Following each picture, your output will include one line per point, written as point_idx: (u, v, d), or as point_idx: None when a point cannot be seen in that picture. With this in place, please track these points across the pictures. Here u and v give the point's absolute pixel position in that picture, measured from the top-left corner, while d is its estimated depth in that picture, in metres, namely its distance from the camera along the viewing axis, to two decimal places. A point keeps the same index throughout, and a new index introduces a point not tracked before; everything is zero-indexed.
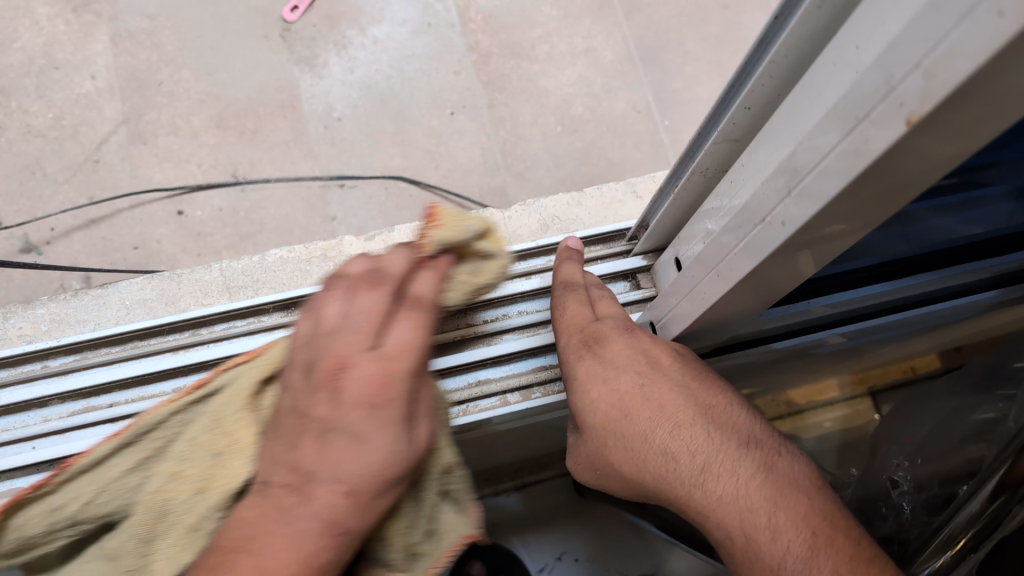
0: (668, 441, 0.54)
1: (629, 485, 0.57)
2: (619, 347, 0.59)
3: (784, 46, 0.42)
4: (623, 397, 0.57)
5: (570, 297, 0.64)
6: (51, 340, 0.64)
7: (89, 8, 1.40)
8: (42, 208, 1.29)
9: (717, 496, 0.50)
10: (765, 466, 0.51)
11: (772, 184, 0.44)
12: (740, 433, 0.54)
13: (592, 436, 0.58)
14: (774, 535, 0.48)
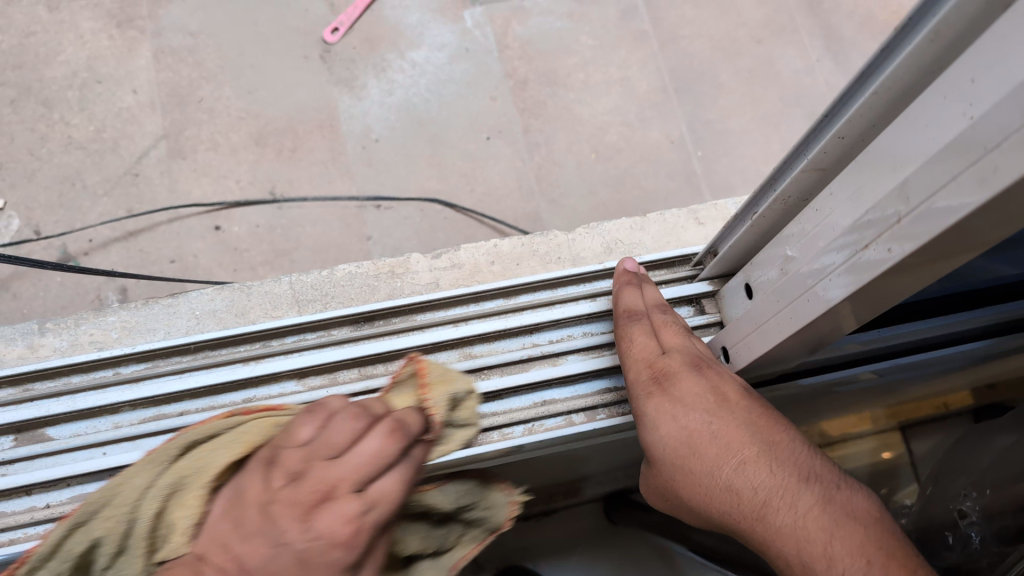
0: (732, 475, 0.54)
1: (700, 516, 0.58)
2: (686, 383, 0.60)
3: (890, 78, 0.43)
4: (690, 433, 0.57)
5: (637, 330, 0.64)
6: (123, 347, 0.64)
7: (132, 24, 1.41)
8: (81, 219, 1.30)
9: (775, 525, 0.51)
10: (825, 497, 0.51)
11: (876, 212, 0.45)
12: (802, 465, 0.53)
13: (663, 471, 0.59)
14: (829, 562, 0.48)
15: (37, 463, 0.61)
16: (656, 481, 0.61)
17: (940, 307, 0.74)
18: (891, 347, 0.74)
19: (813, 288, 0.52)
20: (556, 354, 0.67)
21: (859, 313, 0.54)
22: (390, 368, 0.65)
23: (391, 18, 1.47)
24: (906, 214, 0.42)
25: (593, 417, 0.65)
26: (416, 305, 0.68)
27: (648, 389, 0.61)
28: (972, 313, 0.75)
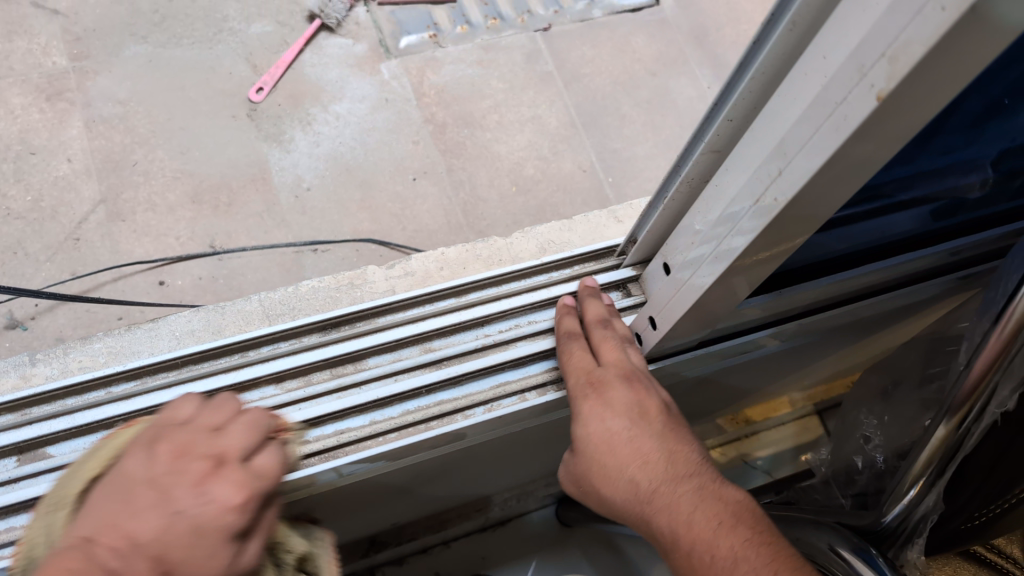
0: (632, 468, 0.62)
1: (606, 504, 0.66)
2: (616, 392, 0.67)
3: (761, 65, 0.54)
4: (610, 432, 0.65)
5: (575, 347, 0.72)
6: (113, 368, 0.71)
7: (61, 97, 1.47)
8: (25, 285, 1.33)
9: (662, 507, 0.59)
10: (704, 487, 0.60)
11: (758, 177, 0.55)
12: (693, 464, 0.62)
13: (582, 460, 0.67)
14: (691, 528, 0.57)
15: (44, 478, 0.65)
16: (573, 469, 0.69)
17: (814, 271, 0.88)
18: (781, 307, 0.88)
19: (717, 252, 0.62)
20: (506, 341, 0.76)
21: (760, 268, 0.64)
22: (359, 366, 0.74)
23: (313, 75, 1.56)
24: (783, 170, 0.52)
25: (545, 392, 0.75)
26: (378, 310, 0.76)
27: (583, 392, 0.68)
28: (849, 272, 0.88)
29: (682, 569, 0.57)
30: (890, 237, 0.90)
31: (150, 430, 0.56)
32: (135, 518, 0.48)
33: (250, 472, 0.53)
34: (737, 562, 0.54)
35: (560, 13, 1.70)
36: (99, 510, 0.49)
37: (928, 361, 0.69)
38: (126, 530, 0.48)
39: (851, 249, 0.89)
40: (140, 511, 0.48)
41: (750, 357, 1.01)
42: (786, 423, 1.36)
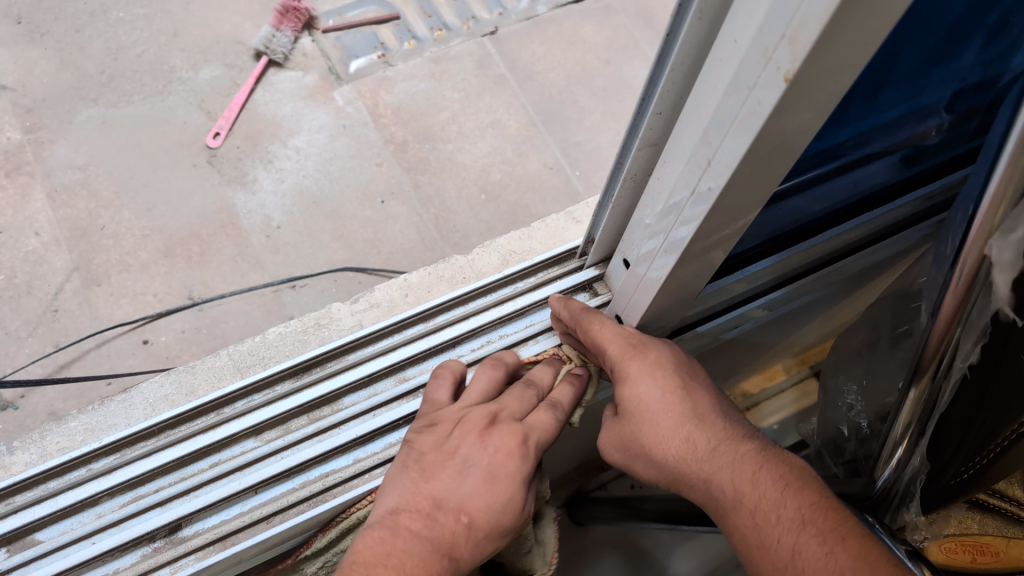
0: (692, 435, 0.64)
1: (645, 465, 0.67)
2: (659, 352, 0.68)
3: (678, 55, 0.54)
4: (666, 395, 0.66)
5: (598, 320, 0.69)
6: (90, 445, 0.70)
7: (20, 171, 1.47)
8: (10, 364, 1.33)
9: (729, 466, 0.62)
10: (760, 451, 0.63)
11: (699, 158, 0.55)
12: (728, 430, 0.64)
13: (627, 423, 0.67)
14: (756, 486, 0.60)
15: (36, 565, 0.65)
16: (613, 433, 0.69)
17: (782, 242, 0.88)
18: (746, 285, 0.88)
19: (673, 236, 0.63)
20: (479, 359, 0.75)
21: (719, 244, 0.64)
22: (336, 407, 0.73)
23: (268, 112, 1.56)
24: (720, 149, 0.52)
25: None
26: (346, 347, 0.76)
27: (627, 354, 0.67)
28: (807, 242, 0.88)
29: (756, 533, 0.59)
30: (856, 192, 0.89)
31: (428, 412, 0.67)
32: (438, 480, 0.63)
33: (528, 425, 0.65)
34: (802, 522, 0.57)
35: (504, 15, 1.69)
36: (394, 485, 0.63)
37: (897, 319, 0.69)
38: (427, 492, 0.63)
39: (819, 212, 0.88)
40: (435, 475, 0.64)
41: (738, 331, 1.01)
42: (787, 390, 1.36)
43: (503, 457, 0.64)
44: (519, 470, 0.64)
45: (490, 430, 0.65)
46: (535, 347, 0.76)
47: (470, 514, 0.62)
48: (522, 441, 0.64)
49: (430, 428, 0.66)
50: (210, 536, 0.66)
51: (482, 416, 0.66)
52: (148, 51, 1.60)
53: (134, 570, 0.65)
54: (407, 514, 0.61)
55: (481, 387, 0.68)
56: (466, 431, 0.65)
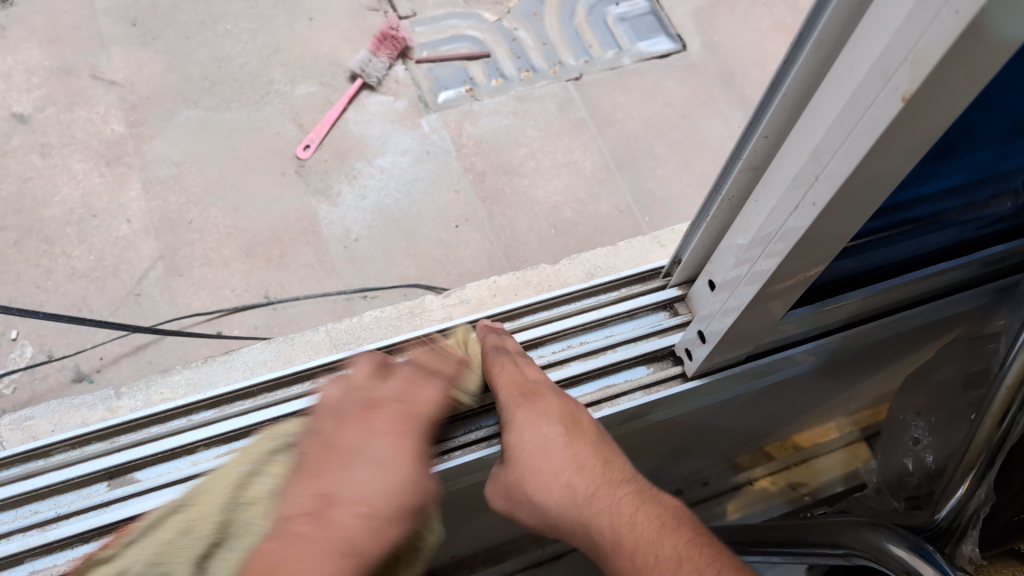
0: (573, 477, 0.63)
1: (529, 513, 0.65)
2: (549, 399, 0.68)
3: (792, 81, 0.58)
4: (545, 440, 0.65)
5: (501, 361, 0.72)
6: (193, 397, 0.75)
7: (120, 161, 1.55)
8: (90, 340, 1.41)
9: (607, 511, 0.61)
10: (640, 496, 0.62)
11: (798, 185, 0.58)
12: (607, 475, 0.64)
13: (514, 469, 0.66)
14: (639, 531, 0.59)
15: (133, 501, 0.69)
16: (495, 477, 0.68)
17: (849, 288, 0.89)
18: (808, 326, 0.87)
19: (760, 263, 0.65)
20: (560, 361, 0.79)
21: (802, 277, 0.67)
22: None
23: (357, 131, 1.63)
24: (822, 172, 0.55)
25: (599, 409, 0.78)
26: (437, 335, 0.80)
27: (515, 401, 0.68)
28: (870, 289, 0.87)
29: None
30: (925, 245, 0.90)
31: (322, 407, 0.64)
32: (322, 477, 0.55)
33: (413, 405, 0.65)
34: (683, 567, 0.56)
35: (589, 63, 1.75)
36: (295, 490, 0.54)
37: (972, 360, 0.72)
38: (319, 493, 0.54)
39: (887, 260, 0.88)
40: (327, 473, 0.56)
41: (787, 371, 1.00)
42: (835, 450, 1.38)
43: (398, 439, 0.60)
44: (411, 445, 0.60)
45: (375, 416, 0.62)
46: (613, 356, 0.79)
47: (370, 503, 0.54)
48: (408, 420, 0.63)
49: (323, 426, 0.61)
50: None
51: (370, 406, 0.63)
52: (250, 63, 1.68)
53: None
54: (305, 517, 0.51)
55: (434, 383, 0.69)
56: (357, 424, 0.61)
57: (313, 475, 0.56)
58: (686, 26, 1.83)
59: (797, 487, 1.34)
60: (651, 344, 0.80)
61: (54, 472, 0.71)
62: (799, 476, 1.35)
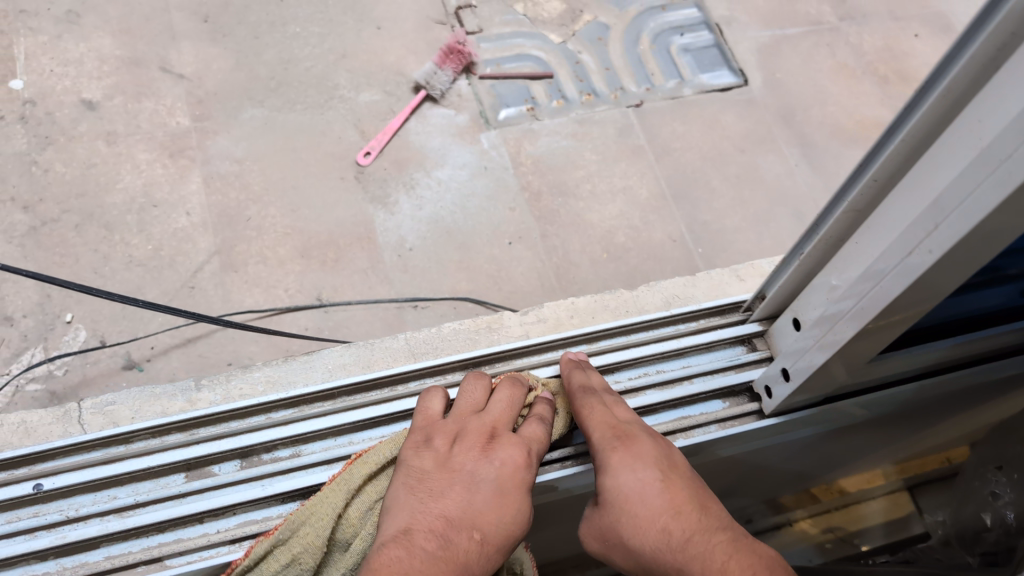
0: (668, 521, 0.64)
1: (624, 558, 0.66)
2: (642, 443, 0.69)
3: (912, 128, 0.58)
4: (643, 483, 0.66)
5: (591, 400, 0.73)
6: (273, 395, 0.75)
7: (183, 154, 1.57)
8: (142, 328, 1.42)
9: (701, 556, 0.61)
10: (736, 542, 0.62)
11: (912, 231, 0.59)
12: (704, 520, 0.64)
13: (606, 512, 0.66)
14: None
15: (211, 494, 0.70)
16: (588, 520, 0.69)
17: None
18: (907, 366, 0.81)
19: (861, 304, 0.66)
20: (636, 388, 0.79)
21: (899, 320, 0.67)
22: None
23: (417, 142, 1.64)
24: (945, 219, 0.55)
25: (675, 439, 0.77)
26: (515, 351, 0.81)
27: (611, 443, 0.69)
28: (977, 333, 0.80)
29: None
30: None
31: (422, 428, 0.69)
32: (444, 498, 0.62)
33: (526, 435, 0.67)
34: None
35: (651, 90, 1.76)
36: (404, 506, 0.62)
37: None
38: (438, 511, 0.61)
39: (1000, 307, 0.82)
40: (442, 494, 0.63)
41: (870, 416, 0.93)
42: (877, 498, 1.37)
43: (509, 468, 0.64)
44: (525, 477, 0.65)
45: (492, 442, 0.67)
46: (691, 387, 0.79)
47: (481, 526, 0.61)
48: (525, 452, 0.66)
49: (433, 445, 0.66)
50: None
51: (481, 432, 0.67)
52: (316, 66, 1.70)
53: None
54: (420, 534, 0.59)
55: (506, 399, 0.71)
56: (468, 449, 0.66)
57: (419, 497, 0.62)
58: (749, 62, 1.83)
59: (836, 531, 1.33)
60: (729, 377, 0.80)
61: (133, 459, 0.71)
62: (840, 520, 1.34)
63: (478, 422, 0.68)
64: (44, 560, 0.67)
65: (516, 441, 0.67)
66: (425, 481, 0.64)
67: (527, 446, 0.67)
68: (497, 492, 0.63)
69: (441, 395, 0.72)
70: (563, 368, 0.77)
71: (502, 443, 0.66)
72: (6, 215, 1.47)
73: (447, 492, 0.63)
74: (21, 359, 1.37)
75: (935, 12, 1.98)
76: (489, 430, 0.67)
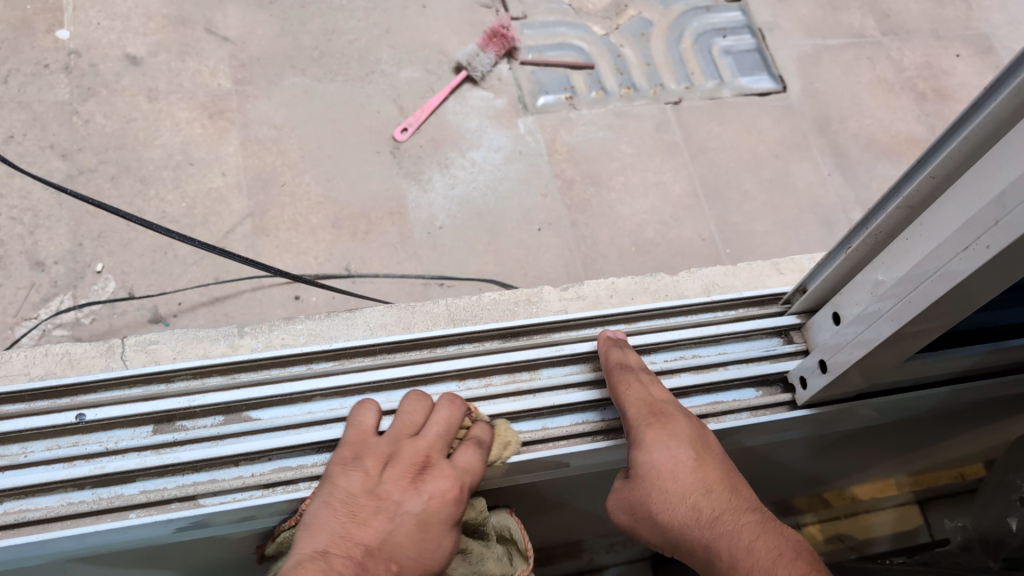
0: (698, 498, 0.65)
1: (655, 531, 0.67)
2: (678, 422, 0.70)
3: (975, 128, 0.58)
4: (677, 461, 0.67)
5: (628, 375, 0.73)
6: (315, 346, 0.76)
7: (223, 116, 1.58)
8: (171, 283, 1.43)
9: (725, 533, 0.61)
10: (765, 520, 0.62)
11: (968, 228, 0.59)
12: (734, 499, 0.64)
13: (639, 487, 0.68)
14: (751, 553, 0.59)
15: (250, 437, 0.71)
16: (621, 493, 0.70)
17: None
18: (944, 369, 0.81)
19: (904, 303, 0.66)
20: (671, 370, 0.80)
21: (941, 319, 0.67)
22: (534, 374, 0.78)
23: (455, 122, 1.65)
24: (1005, 217, 0.55)
25: (707, 422, 0.78)
26: (554, 324, 0.81)
27: (646, 420, 0.69)
28: (1014, 341, 0.81)
29: None
30: None
31: (349, 441, 0.69)
32: (369, 526, 0.66)
33: (458, 470, 0.69)
34: None
35: (690, 89, 1.76)
36: (325, 524, 0.65)
37: None
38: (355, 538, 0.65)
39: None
40: (366, 523, 0.66)
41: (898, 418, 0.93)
42: (887, 509, 1.37)
43: (437, 506, 0.67)
44: (450, 513, 0.68)
45: (422, 473, 0.69)
46: (726, 373, 0.80)
47: (400, 560, 0.66)
48: (456, 488, 0.68)
49: (364, 464, 0.68)
50: None
51: (415, 461, 0.69)
52: (359, 40, 1.70)
53: None
54: (338, 558, 0.63)
55: (443, 422, 0.71)
56: (399, 477, 0.68)
57: (349, 520, 0.66)
58: (789, 69, 1.83)
59: (844, 539, 1.33)
60: (765, 367, 0.80)
61: (175, 397, 0.72)
62: (849, 528, 1.34)
63: (416, 450, 0.70)
64: (81, 490, 0.68)
65: (443, 478, 0.68)
66: (342, 502, 0.66)
67: (458, 485, 0.69)
68: (402, 512, 0.67)
69: (372, 408, 0.71)
70: (600, 345, 0.77)
71: (449, 475, 0.68)
72: (45, 161, 1.48)
73: (339, 510, 0.66)
74: (49, 305, 1.38)
75: (978, 33, 1.98)
76: (399, 453, 0.69)
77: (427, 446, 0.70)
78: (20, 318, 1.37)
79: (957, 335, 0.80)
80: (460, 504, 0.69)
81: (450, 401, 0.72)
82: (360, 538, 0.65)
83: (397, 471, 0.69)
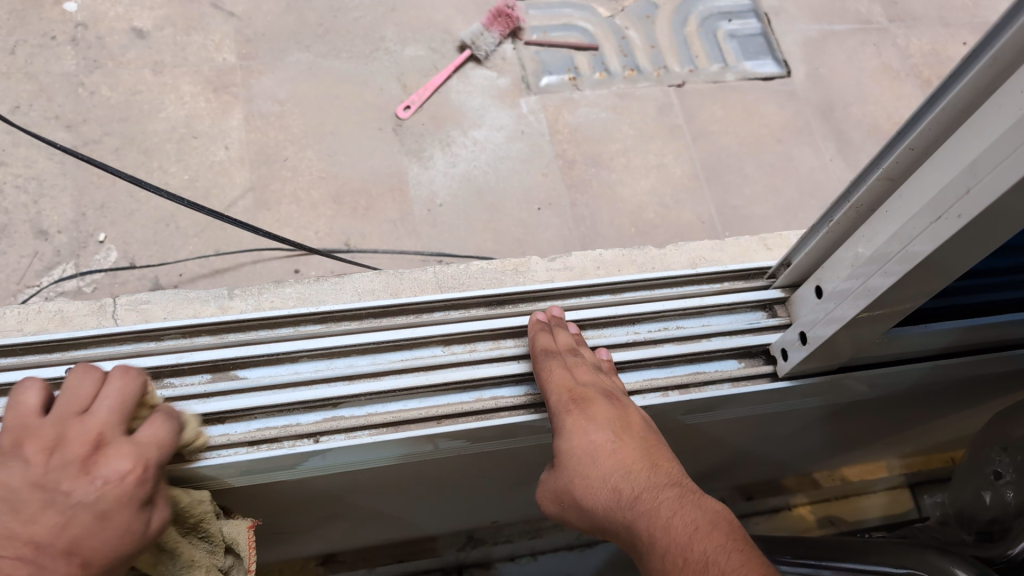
0: (618, 480, 0.65)
1: (582, 516, 0.67)
2: (599, 406, 0.70)
3: (952, 99, 0.58)
4: (597, 446, 0.67)
5: (554, 363, 0.73)
6: (302, 309, 0.77)
7: (227, 90, 1.59)
8: (172, 255, 1.44)
9: (643, 512, 0.61)
10: (683, 495, 0.62)
11: (943, 197, 0.59)
12: (653, 476, 0.64)
13: (564, 474, 0.68)
14: (668, 531, 0.59)
15: (235, 396, 0.72)
16: (550, 482, 0.70)
17: None
18: (924, 346, 0.81)
19: (880, 275, 0.66)
20: (654, 340, 0.81)
21: (918, 292, 0.68)
22: (518, 342, 0.79)
23: (458, 101, 1.66)
24: (977, 186, 0.56)
25: (687, 392, 0.79)
26: (540, 294, 0.82)
27: (567, 408, 0.70)
28: (995, 318, 0.81)
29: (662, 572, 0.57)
30: None
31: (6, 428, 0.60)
32: (36, 522, 0.56)
33: (140, 446, 0.61)
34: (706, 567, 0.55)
35: (694, 72, 1.76)
36: None
37: None
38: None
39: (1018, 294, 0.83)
40: (32, 517, 0.56)
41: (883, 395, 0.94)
42: (878, 493, 1.37)
43: (116, 489, 0.58)
44: (133, 494, 0.59)
45: (97, 453, 0.60)
46: (709, 344, 0.80)
47: (80, 553, 0.57)
48: (139, 464, 0.60)
49: (20, 453, 0.58)
50: (387, 417, 0.73)
51: (85, 441, 0.60)
52: (365, 17, 1.71)
53: (314, 427, 0.72)
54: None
55: (115, 397, 0.63)
56: (67, 461, 0.59)
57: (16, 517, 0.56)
58: (794, 54, 1.83)
59: (835, 522, 1.33)
60: (747, 339, 0.81)
61: (163, 355, 0.73)
62: (839, 511, 1.34)
63: (86, 426, 0.60)
64: None
65: (125, 455, 0.60)
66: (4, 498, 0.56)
67: (143, 460, 0.60)
68: (89, 499, 0.58)
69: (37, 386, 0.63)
70: (530, 328, 0.78)
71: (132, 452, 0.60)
72: (50, 132, 1.49)
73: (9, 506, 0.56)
74: (52, 273, 1.40)
75: (986, 22, 1.97)
76: (70, 432, 0.60)
77: (100, 422, 0.61)
78: (23, 285, 1.39)
79: (938, 312, 0.81)
80: (144, 482, 0.60)
81: (123, 372, 0.64)
82: (26, 535, 0.55)
83: (69, 453, 0.59)
